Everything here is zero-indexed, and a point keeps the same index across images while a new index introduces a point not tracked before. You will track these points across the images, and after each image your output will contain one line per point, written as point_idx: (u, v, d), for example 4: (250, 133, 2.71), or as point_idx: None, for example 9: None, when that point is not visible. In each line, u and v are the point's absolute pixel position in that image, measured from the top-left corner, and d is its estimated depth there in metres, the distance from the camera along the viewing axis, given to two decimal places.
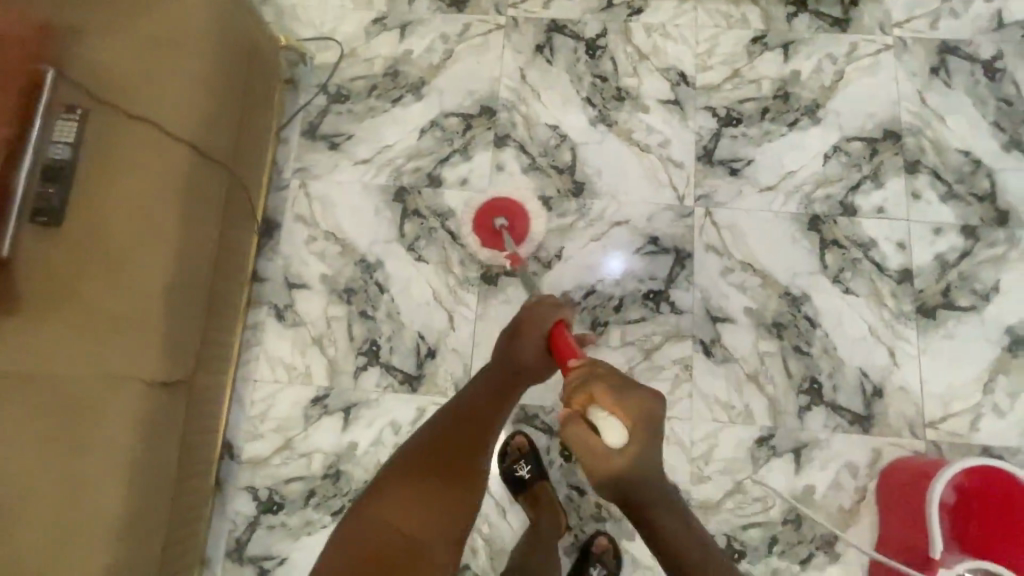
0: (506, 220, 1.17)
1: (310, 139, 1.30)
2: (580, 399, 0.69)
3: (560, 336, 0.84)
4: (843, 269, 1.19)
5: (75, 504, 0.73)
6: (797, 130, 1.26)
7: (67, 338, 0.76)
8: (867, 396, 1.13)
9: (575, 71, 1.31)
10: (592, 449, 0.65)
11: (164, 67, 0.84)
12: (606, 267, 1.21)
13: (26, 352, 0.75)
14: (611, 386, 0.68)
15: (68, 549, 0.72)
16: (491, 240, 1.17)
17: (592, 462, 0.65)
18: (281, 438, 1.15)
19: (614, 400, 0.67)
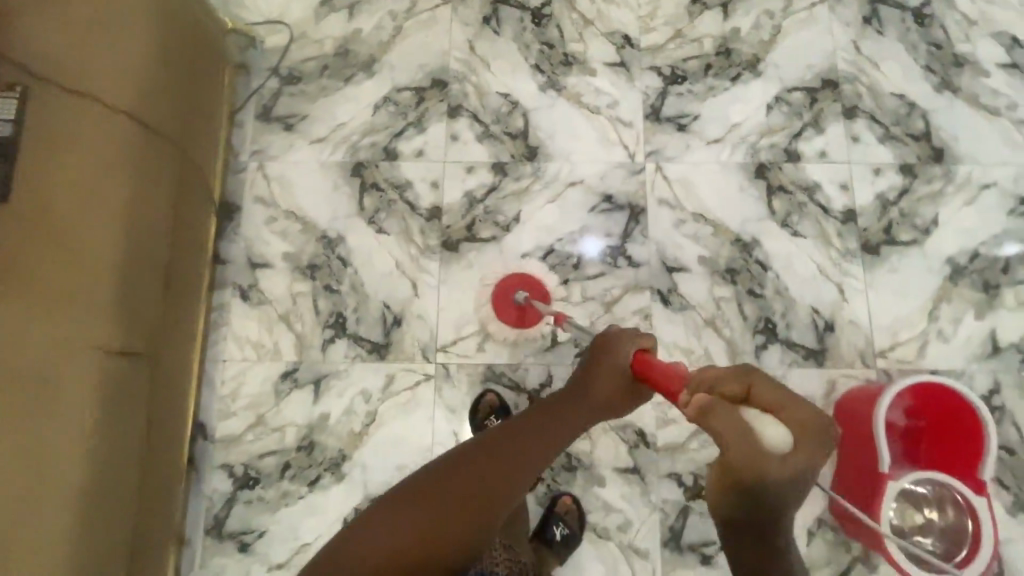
0: (526, 291, 1.18)
1: (265, 121, 1.31)
2: (735, 389, 0.62)
3: (646, 364, 0.79)
4: (790, 213, 1.23)
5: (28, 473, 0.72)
6: (739, 84, 1.31)
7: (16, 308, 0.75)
8: (819, 331, 1.17)
9: (523, 40, 1.34)
10: (750, 439, 0.54)
11: (101, 38, 0.85)
12: (586, 249, 1.22)
13: None
14: (777, 389, 0.61)
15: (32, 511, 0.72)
16: (515, 317, 1.18)
17: (748, 456, 0.53)
18: (253, 414, 1.17)
19: (801, 410, 0.58)
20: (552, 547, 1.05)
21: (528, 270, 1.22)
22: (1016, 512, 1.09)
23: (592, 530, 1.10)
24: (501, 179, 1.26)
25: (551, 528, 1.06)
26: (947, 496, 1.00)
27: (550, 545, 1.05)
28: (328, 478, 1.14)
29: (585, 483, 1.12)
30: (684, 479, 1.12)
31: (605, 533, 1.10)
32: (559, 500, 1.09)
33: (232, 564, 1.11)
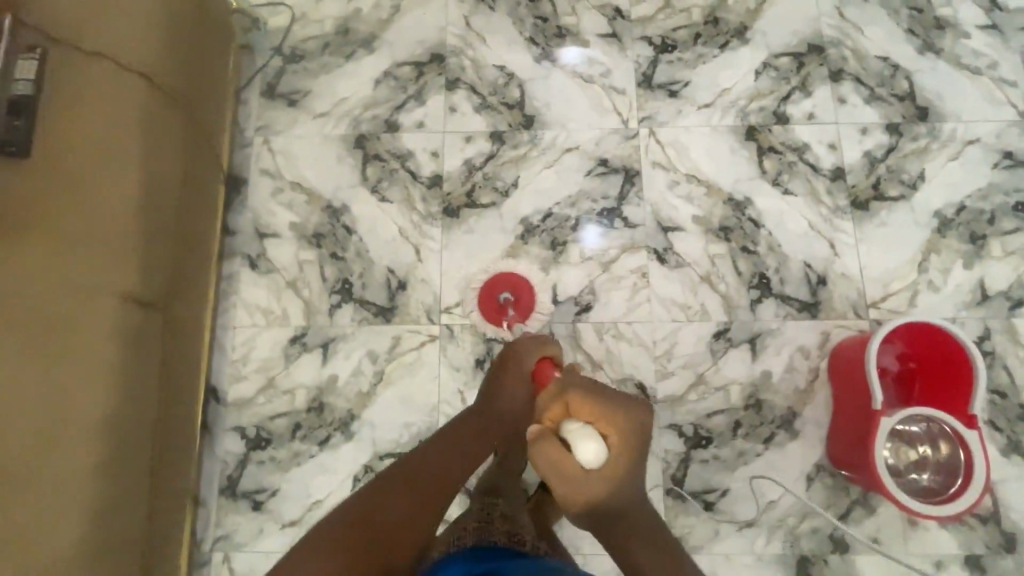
0: (511, 294, 1.21)
1: (269, 98, 1.35)
2: (558, 412, 0.73)
3: (544, 367, 0.90)
4: (781, 173, 1.27)
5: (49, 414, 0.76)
6: (728, 51, 1.35)
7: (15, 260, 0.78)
8: (812, 284, 1.21)
9: (517, 14, 1.39)
10: (564, 464, 0.67)
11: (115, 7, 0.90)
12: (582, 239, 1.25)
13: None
14: (586, 400, 0.72)
15: (63, 445, 0.77)
16: (490, 308, 1.20)
17: (567, 481, 0.67)
18: (264, 378, 1.20)
19: (605, 412, 0.70)
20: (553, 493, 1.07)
21: (528, 233, 1.25)
22: (1009, 453, 1.12)
23: None
24: (499, 148, 1.30)
25: None
26: (937, 430, 1.05)
27: (551, 491, 1.07)
28: (338, 437, 1.17)
29: None
30: (684, 429, 1.14)
31: None
32: None
33: (246, 523, 1.13)
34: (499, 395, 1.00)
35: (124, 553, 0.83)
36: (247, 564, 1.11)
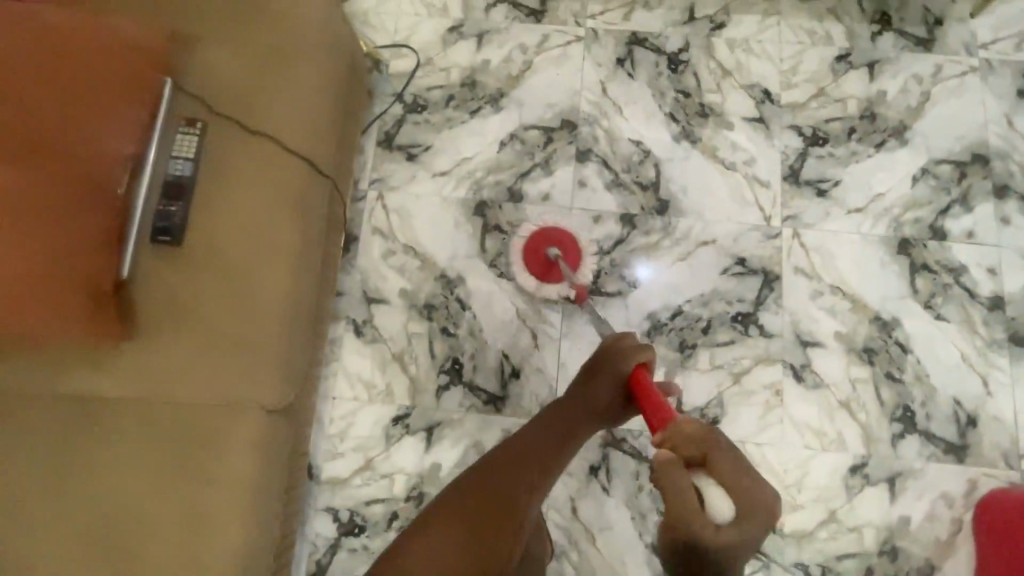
0: (559, 250, 1.14)
1: (386, 149, 1.27)
2: (693, 452, 0.70)
3: (642, 380, 0.86)
4: (934, 295, 1.17)
5: (186, 550, 0.70)
6: (884, 151, 1.24)
7: (169, 365, 0.73)
8: (961, 424, 1.11)
9: (657, 85, 1.29)
10: (688, 506, 0.63)
11: (280, 82, 0.81)
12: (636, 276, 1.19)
13: (145, 375, 0.73)
14: (732, 462, 0.68)
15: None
16: (540, 270, 1.15)
17: (688, 515, 0.62)
18: (362, 457, 1.12)
19: (748, 491, 0.65)
20: None
21: (654, 330, 1.16)
22: None
23: None
24: (629, 232, 1.21)
25: None
26: None
27: None
28: None
29: None
30: (811, 570, 1.06)
31: None
32: None
33: None
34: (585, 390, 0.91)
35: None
36: None
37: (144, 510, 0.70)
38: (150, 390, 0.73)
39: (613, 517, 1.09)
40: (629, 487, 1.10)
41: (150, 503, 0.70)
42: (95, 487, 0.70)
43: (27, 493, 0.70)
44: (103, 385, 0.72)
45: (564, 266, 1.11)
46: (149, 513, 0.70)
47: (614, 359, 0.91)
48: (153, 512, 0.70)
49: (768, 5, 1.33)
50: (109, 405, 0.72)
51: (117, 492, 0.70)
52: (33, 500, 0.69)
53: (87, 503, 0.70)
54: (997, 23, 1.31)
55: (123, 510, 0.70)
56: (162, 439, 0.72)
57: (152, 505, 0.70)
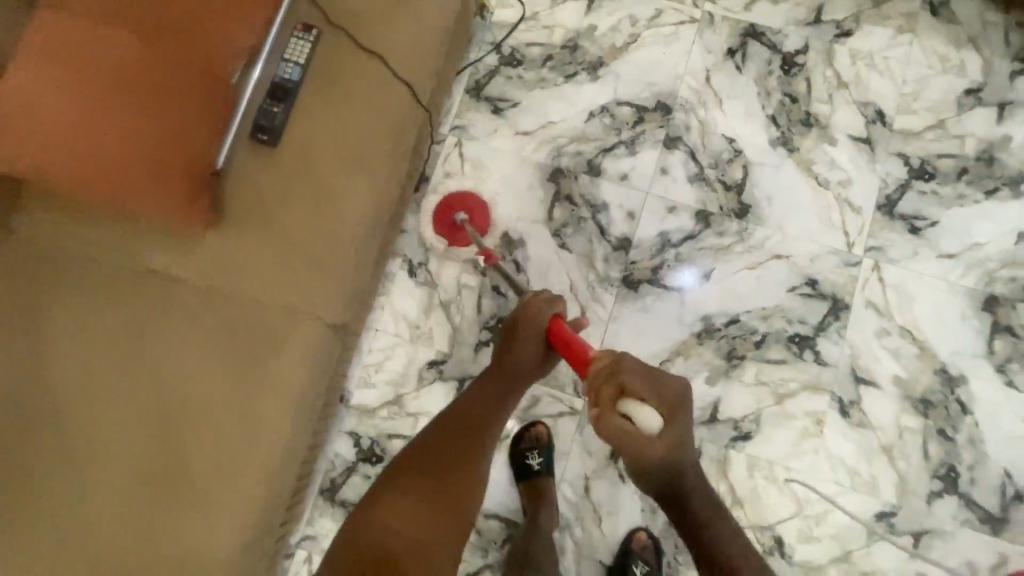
0: (466, 214, 1.15)
1: (474, 98, 1.25)
2: (611, 391, 0.76)
3: (560, 337, 0.90)
4: (1011, 359, 1.10)
5: (228, 438, 0.74)
6: (994, 200, 1.16)
7: (243, 262, 0.76)
8: (1006, 498, 1.06)
9: (765, 84, 1.22)
10: (635, 439, 0.75)
11: (404, 11, 0.81)
12: (675, 283, 1.16)
13: (219, 264, 0.76)
14: (642, 373, 0.77)
15: (240, 466, 0.74)
16: (449, 234, 1.16)
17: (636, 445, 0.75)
18: (393, 392, 1.15)
19: (660, 389, 0.78)
20: None
21: (705, 333, 1.14)
22: None
23: None
24: (701, 229, 1.17)
25: (629, 569, 1.04)
26: None
27: None
28: None
29: None
30: None
31: None
32: (634, 537, 1.07)
33: (337, 531, 1.12)
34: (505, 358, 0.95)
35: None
36: None
37: (195, 394, 0.74)
38: (220, 278, 0.76)
39: (623, 505, 1.09)
40: None
41: (202, 386, 0.74)
42: (157, 361, 0.74)
43: (97, 352, 0.74)
44: (180, 269, 0.76)
45: (470, 229, 1.11)
46: (199, 393, 0.74)
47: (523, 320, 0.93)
48: (202, 394, 0.74)
49: (904, 21, 1.23)
50: (182, 288, 0.76)
51: (177, 366, 0.74)
52: (101, 363, 0.74)
53: (150, 373, 0.74)
54: None
55: (177, 385, 0.74)
56: (223, 327, 0.75)
57: (204, 388, 0.74)
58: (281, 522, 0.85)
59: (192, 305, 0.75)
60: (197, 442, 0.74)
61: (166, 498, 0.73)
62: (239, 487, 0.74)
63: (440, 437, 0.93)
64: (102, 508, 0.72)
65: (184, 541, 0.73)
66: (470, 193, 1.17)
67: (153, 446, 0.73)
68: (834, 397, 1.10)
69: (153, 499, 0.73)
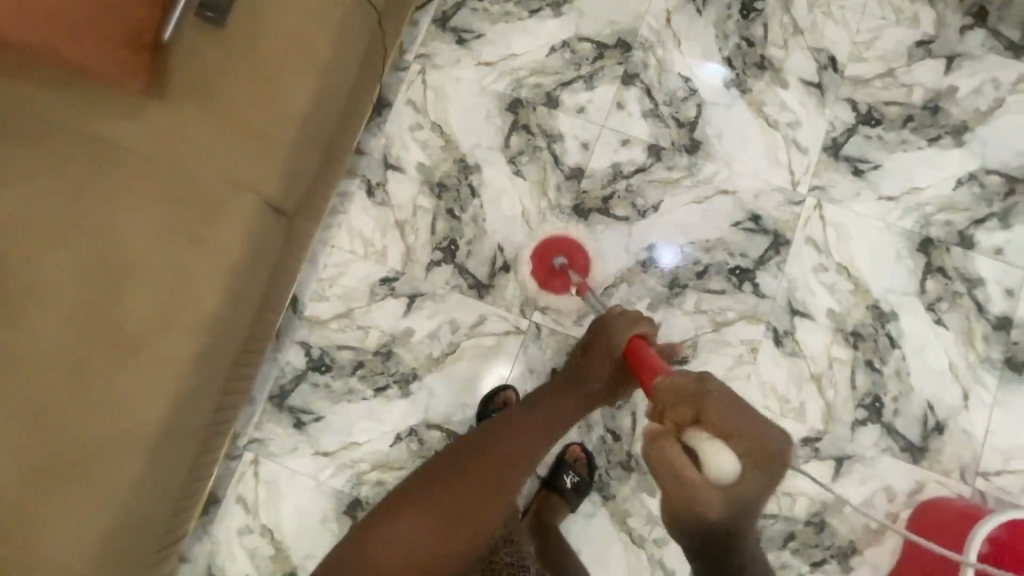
0: (565, 258, 1.16)
1: (440, 28, 1.28)
2: (686, 417, 0.70)
3: (637, 349, 0.88)
4: (941, 299, 1.14)
5: (164, 299, 0.78)
6: (937, 147, 1.20)
7: (185, 132, 0.79)
8: (927, 429, 1.10)
9: (723, 28, 1.25)
10: (692, 486, 0.64)
11: None
12: (659, 262, 1.17)
13: (161, 134, 0.79)
14: (723, 411, 0.69)
15: (175, 326, 0.79)
16: (542, 277, 1.16)
17: (680, 491, 0.65)
18: (344, 306, 1.18)
19: (747, 437, 0.67)
20: (561, 495, 1.07)
21: (650, 262, 1.17)
22: None
23: (628, 533, 1.09)
24: (652, 163, 1.21)
25: (560, 478, 1.08)
26: None
27: (558, 493, 1.07)
28: (394, 390, 1.15)
29: (636, 487, 1.10)
30: None
31: (637, 540, 1.09)
32: (567, 450, 1.11)
33: (283, 435, 1.15)
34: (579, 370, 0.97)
35: (175, 456, 0.83)
36: (273, 474, 1.14)
37: (131, 254, 0.78)
38: (162, 147, 0.79)
39: None
40: None
41: (139, 248, 0.78)
42: (96, 219, 0.77)
43: (37, 207, 0.77)
44: (122, 132, 0.79)
45: (573, 273, 1.12)
46: (136, 253, 0.78)
47: (605, 330, 0.95)
48: (138, 254, 0.78)
49: None
50: (122, 150, 0.79)
51: (114, 227, 0.78)
52: (40, 218, 0.77)
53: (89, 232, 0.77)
54: None
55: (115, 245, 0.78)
56: (161, 193, 0.79)
57: (141, 248, 0.78)
58: (219, 396, 0.90)
59: (132, 168, 0.79)
60: (133, 300, 0.78)
61: (99, 348, 0.77)
62: (173, 346, 0.79)
63: (479, 461, 0.88)
64: (38, 353, 0.75)
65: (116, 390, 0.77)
66: (568, 236, 1.18)
67: (87, 299, 0.77)
68: (768, 327, 1.14)
69: (85, 349, 0.76)
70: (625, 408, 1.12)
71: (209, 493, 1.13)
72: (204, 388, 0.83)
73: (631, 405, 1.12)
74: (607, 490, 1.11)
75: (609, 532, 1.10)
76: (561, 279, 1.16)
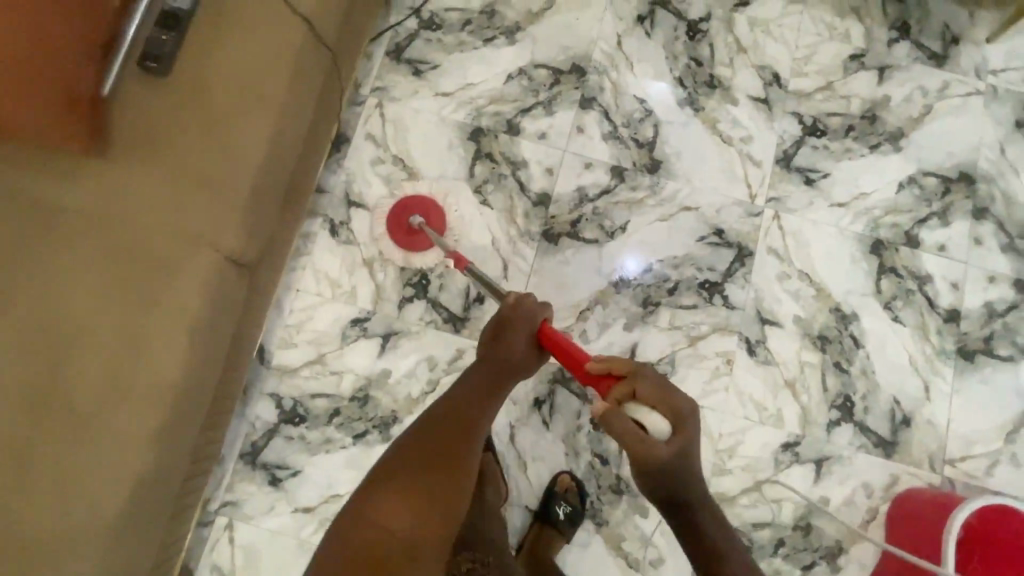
0: (422, 217, 1.14)
1: (394, 61, 1.26)
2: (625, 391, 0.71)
3: (553, 336, 0.82)
4: (896, 297, 1.20)
5: (120, 368, 0.73)
6: (877, 154, 1.27)
7: (139, 189, 0.75)
8: (895, 423, 1.15)
9: (672, 49, 1.29)
10: (646, 444, 0.67)
11: None
12: (621, 275, 1.19)
13: (116, 195, 0.75)
14: (653, 383, 0.71)
15: (131, 400, 0.73)
16: (407, 241, 1.14)
17: (641, 450, 0.67)
18: (315, 352, 1.13)
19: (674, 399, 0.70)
20: (556, 527, 1.06)
21: (622, 282, 1.18)
22: None
23: (624, 557, 1.09)
24: (616, 184, 1.22)
25: (553, 509, 1.07)
26: None
27: (554, 525, 1.06)
28: (375, 435, 1.11)
29: (629, 510, 1.10)
30: None
31: (635, 564, 1.08)
32: (557, 480, 1.10)
33: (259, 495, 1.08)
34: (504, 352, 0.86)
35: (142, 534, 0.77)
36: (251, 537, 1.07)
37: (87, 324, 0.72)
38: (118, 209, 0.75)
39: (548, 451, 1.11)
40: (569, 425, 1.12)
41: (93, 316, 0.73)
42: (52, 288, 0.72)
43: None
44: (72, 194, 0.74)
45: (429, 231, 1.10)
46: (90, 321, 0.72)
47: (517, 316, 0.85)
48: (92, 323, 0.73)
49: None
50: (77, 215, 0.74)
51: (70, 295, 0.72)
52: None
53: (47, 302, 0.72)
54: (1012, 51, 1.32)
55: (74, 314, 0.72)
56: (114, 256, 0.74)
57: (93, 317, 0.73)
58: (187, 464, 0.84)
59: (88, 230, 0.74)
60: (88, 373, 0.72)
61: (57, 427, 0.70)
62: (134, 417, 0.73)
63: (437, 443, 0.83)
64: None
65: (68, 475, 0.70)
66: (420, 196, 1.17)
67: (44, 375, 0.71)
68: (740, 337, 1.17)
69: (38, 427, 0.70)
70: None
71: (181, 565, 1.05)
72: (171, 458, 0.78)
73: None
74: (600, 516, 1.10)
75: (606, 558, 1.09)
76: (423, 238, 1.14)
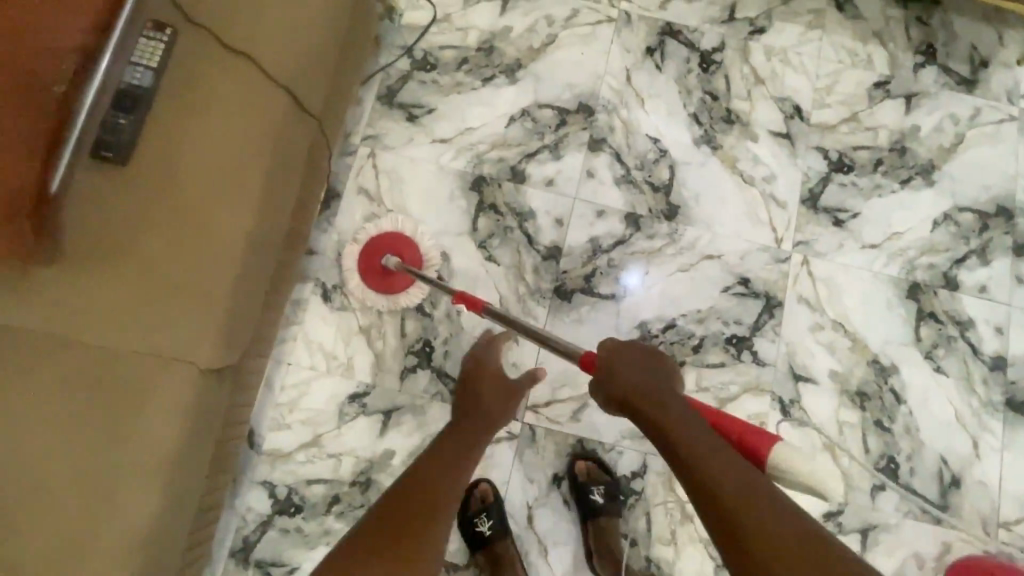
0: (394, 255, 1.06)
1: (386, 106, 1.16)
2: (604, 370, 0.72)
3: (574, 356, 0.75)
4: (937, 345, 1.11)
5: (85, 513, 0.63)
6: (909, 189, 1.18)
7: (102, 298, 0.66)
8: (944, 484, 1.06)
9: (685, 83, 1.20)
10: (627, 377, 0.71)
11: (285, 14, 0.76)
12: (633, 322, 1.10)
13: (77, 308, 0.66)
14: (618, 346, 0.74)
15: (98, 545, 0.63)
16: (382, 284, 1.05)
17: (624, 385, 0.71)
18: (310, 433, 1.03)
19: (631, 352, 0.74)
20: None
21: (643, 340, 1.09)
22: None
23: None
24: (632, 233, 1.13)
25: None
26: None
27: None
28: None
29: None
30: None
31: None
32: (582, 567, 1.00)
33: None
34: (478, 399, 0.87)
35: None
36: None
37: (47, 459, 0.63)
38: (79, 323, 0.66)
39: (569, 532, 1.02)
40: None
41: (54, 450, 0.63)
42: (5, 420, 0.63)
43: None
44: (26, 310, 0.65)
45: (403, 268, 1.01)
46: (51, 456, 0.63)
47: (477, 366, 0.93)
48: (52, 457, 0.63)
49: (813, 16, 1.24)
50: (34, 335, 0.65)
51: (28, 427, 0.63)
52: None
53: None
54: None
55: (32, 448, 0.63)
56: (78, 378, 0.65)
57: (55, 450, 0.63)
58: None
59: (47, 350, 0.65)
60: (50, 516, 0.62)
61: None
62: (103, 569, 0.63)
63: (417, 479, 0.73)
64: None
65: None
66: (389, 231, 1.08)
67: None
68: (772, 397, 1.08)
69: None
70: (637, 507, 1.03)
71: None
72: None
73: (642, 503, 1.03)
74: None
75: None
76: (398, 278, 1.06)
